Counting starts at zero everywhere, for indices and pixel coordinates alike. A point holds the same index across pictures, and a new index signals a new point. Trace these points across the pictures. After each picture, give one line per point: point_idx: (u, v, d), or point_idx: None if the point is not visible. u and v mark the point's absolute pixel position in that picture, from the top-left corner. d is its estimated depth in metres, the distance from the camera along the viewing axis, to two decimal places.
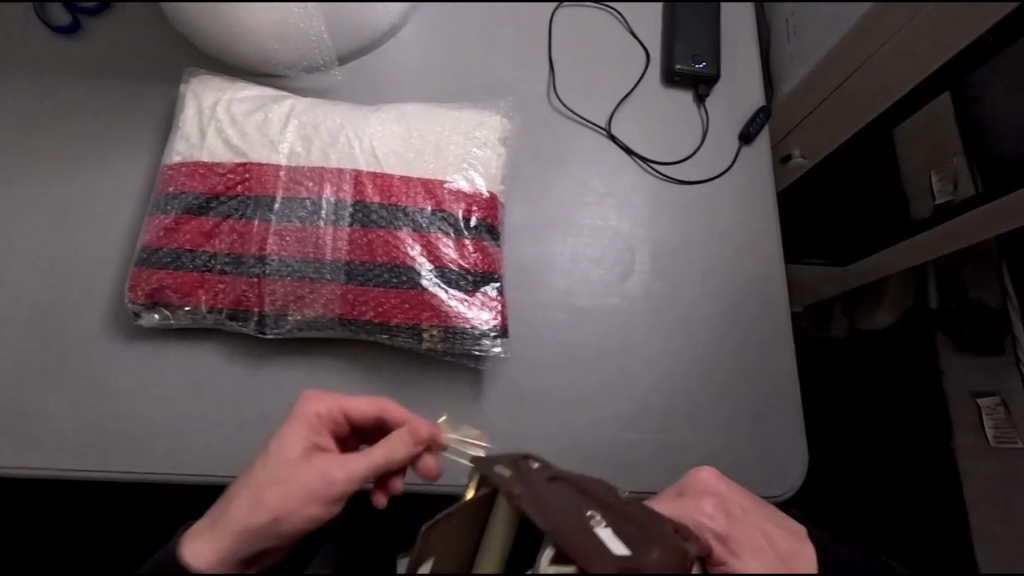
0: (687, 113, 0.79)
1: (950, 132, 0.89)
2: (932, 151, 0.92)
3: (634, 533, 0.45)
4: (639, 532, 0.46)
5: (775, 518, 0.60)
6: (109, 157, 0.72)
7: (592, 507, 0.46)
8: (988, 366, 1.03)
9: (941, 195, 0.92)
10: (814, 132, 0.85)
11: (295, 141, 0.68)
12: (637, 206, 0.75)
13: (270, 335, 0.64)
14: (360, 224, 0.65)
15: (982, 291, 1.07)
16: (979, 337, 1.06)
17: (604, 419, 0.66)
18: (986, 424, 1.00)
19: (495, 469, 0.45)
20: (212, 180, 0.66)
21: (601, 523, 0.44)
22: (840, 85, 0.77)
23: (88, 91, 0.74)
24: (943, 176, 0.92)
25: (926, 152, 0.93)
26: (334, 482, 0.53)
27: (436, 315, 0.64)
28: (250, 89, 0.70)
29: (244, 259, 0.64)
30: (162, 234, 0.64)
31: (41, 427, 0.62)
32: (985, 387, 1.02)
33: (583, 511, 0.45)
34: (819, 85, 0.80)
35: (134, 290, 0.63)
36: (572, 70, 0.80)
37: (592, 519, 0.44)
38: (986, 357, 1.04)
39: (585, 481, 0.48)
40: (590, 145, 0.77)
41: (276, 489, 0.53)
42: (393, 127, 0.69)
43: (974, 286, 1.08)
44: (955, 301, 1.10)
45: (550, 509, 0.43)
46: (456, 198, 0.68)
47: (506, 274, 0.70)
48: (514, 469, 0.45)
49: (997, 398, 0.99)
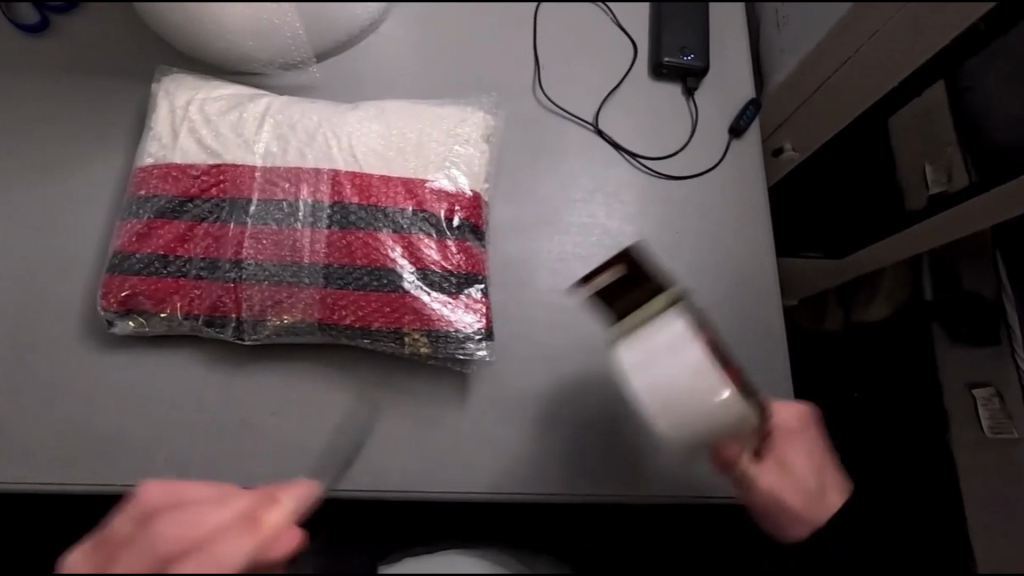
0: (675, 108, 0.78)
1: (943, 117, 0.88)
2: (926, 142, 0.91)
3: (734, 375, 0.54)
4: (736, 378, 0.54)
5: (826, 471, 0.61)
6: (81, 159, 0.70)
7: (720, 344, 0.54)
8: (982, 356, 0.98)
9: (935, 185, 0.92)
10: (805, 125, 0.84)
11: (271, 141, 0.66)
12: (623, 203, 0.73)
13: (248, 341, 0.62)
14: (339, 225, 0.64)
15: (976, 283, 1.02)
16: (974, 332, 1.01)
17: (592, 422, 0.65)
18: (981, 415, 0.94)
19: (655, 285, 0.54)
20: (186, 182, 0.64)
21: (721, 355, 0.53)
22: (831, 78, 0.77)
23: (58, 91, 0.72)
24: (937, 167, 0.91)
25: (923, 144, 0.92)
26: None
27: (418, 319, 0.62)
28: (225, 88, 0.69)
29: (219, 264, 0.63)
30: (134, 238, 0.63)
31: (13, 439, 0.60)
32: (981, 378, 0.97)
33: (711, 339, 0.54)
34: (809, 76, 0.80)
35: (107, 298, 0.61)
36: (558, 64, 0.79)
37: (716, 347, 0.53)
38: (982, 349, 0.99)
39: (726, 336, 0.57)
40: (576, 141, 0.75)
41: None
42: (372, 125, 0.67)
43: (968, 278, 1.04)
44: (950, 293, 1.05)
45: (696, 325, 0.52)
46: (438, 197, 0.66)
47: (491, 275, 0.68)
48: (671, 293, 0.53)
49: (992, 389, 0.94)
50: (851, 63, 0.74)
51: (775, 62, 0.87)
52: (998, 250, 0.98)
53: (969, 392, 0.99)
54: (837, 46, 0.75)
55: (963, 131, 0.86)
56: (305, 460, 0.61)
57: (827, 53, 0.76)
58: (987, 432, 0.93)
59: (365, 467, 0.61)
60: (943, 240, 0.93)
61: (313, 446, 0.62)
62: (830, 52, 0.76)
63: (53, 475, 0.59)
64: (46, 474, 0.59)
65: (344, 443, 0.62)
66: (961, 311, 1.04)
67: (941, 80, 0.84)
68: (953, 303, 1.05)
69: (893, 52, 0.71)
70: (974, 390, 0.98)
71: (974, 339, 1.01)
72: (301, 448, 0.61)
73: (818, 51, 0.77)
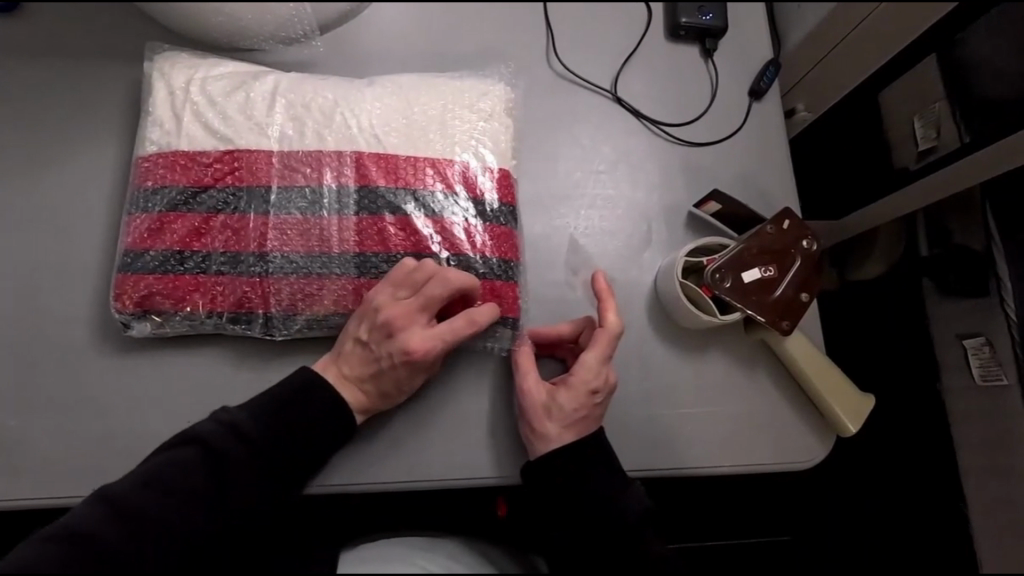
0: (695, 72, 0.76)
1: (935, 79, 0.85)
2: (917, 100, 0.89)
3: (753, 295, 0.62)
4: (755, 297, 0.62)
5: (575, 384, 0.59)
6: (72, 147, 0.65)
7: (770, 264, 0.63)
8: (969, 309, 0.92)
9: (925, 141, 0.89)
10: (815, 87, 0.90)
11: (286, 123, 0.63)
12: (648, 172, 0.71)
13: (279, 337, 0.60)
14: (367, 211, 0.62)
15: (966, 236, 0.93)
16: (962, 281, 0.94)
17: (632, 399, 0.64)
18: (973, 365, 0.90)
19: (788, 224, 0.64)
20: (197, 171, 0.61)
21: (761, 268, 0.62)
22: (827, 56, 0.86)
23: (42, 75, 0.67)
24: (926, 122, 0.88)
25: (914, 102, 0.90)
26: (443, 329, 0.58)
27: (458, 304, 0.61)
28: (227, 66, 0.65)
29: (242, 257, 0.60)
30: (145, 234, 0.59)
31: (32, 450, 0.58)
32: (971, 328, 0.91)
33: (765, 257, 0.63)
34: (811, 51, 0.88)
35: (122, 299, 0.58)
36: (571, 29, 0.76)
37: (764, 266, 0.62)
38: (970, 299, 0.92)
39: (800, 273, 0.63)
40: (596, 111, 0.73)
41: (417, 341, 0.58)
42: (389, 101, 0.65)
43: (960, 232, 0.94)
44: (941, 247, 0.98)
45: (762, 234, 0.63)
46: (466, 175, 0.64)
47: (526, 254, 0.67)
48: (793, 229, 0.64)
49: (982, 338, 0.88)
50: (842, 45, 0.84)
51: (792, 19, 0.94)
52: (987, 202, 0.88)
53: (960, 342, 0.94)
54: (824, 37, 0.86)
55: (952, 91, 0.83)
56: (343, 457, 0.60)
57: (821, 36, 0.86)
58: (978, 380, 0.89)
59: (408, 458, 0.61)
60: (918, 204, 0.88)
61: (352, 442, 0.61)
62: (818, 41, 0.87)
63: (79, 487, 0.57)
64: (71, 486, 0.57)
65: (380, 433, 0.61)
66: (949, 263, 0.97)
67: (932, 56, 0.85)
68: (945, 257, 0.97)
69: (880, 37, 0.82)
70: (966, 339, 0.92)
71: (961, 291, 0.94)
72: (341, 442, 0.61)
73: (812, 35, 0.87)
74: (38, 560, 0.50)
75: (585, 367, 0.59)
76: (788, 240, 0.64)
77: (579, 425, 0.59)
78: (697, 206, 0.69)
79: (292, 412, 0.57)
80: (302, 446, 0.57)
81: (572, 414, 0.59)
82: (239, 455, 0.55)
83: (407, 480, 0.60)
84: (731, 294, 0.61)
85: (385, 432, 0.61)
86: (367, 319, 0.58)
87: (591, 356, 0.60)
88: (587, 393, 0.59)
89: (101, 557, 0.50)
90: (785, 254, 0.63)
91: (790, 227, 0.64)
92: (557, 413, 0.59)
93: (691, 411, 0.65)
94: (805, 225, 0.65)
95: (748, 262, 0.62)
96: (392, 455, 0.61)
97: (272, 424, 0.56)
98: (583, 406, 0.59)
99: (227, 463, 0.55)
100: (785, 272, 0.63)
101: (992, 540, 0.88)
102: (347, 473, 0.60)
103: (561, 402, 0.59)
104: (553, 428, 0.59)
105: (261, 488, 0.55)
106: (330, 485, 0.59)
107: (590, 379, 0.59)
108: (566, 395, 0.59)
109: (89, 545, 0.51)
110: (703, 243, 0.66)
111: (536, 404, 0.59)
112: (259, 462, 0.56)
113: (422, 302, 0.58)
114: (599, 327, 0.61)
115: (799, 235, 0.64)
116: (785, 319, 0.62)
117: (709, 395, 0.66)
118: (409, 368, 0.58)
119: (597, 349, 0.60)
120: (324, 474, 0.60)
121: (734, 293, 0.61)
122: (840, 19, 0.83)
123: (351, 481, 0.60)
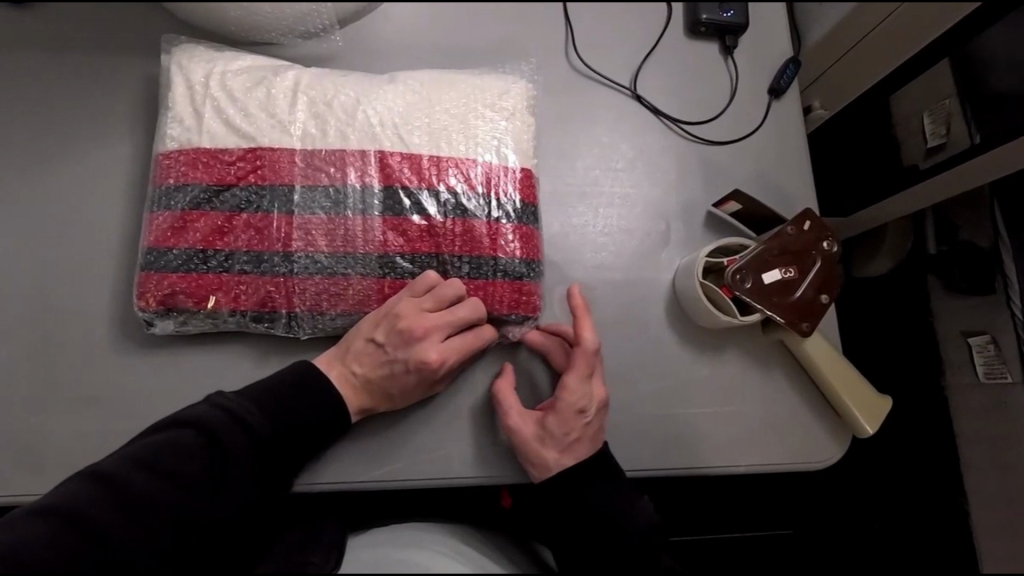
0: (715, 69, 0.75)
1: (947, 77, 0.85)
2: (927, 95, 0.89)
3: (773, 297, 0.62)
4: (776, 298, 0.62)
5: (557, 413, 0.59)
6: (88, 142, 0.65)
7: (791, 265, 0.63)
8: (975, 306, 0.92)
9: (933, 137, 0.88)
10: (831, 86, 0.92)
11: (307, 120, 0.63)
12: (665, 169, 0.71)
13: (303, 336, 0.60)
14: (392, 211, 0.61)
15: (973, 233, 0.94)
16: (968, 279, 0.94)
17: (645, 398, 0.65)
18: (976, 361, 0.91)
19: (809, 224, 0.64)
20: (219, 170, 0.60)
21: (782, 269, 0.62)
22: (839, 63, 0.89)
23: (59, 68, 0.66)
24: (936, 118, 0.88)
25: (924, 100, 0.90)
26: (459, 343, 0.60)
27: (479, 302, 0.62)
28: (245, 59, 0.64)
29: (266, 257, 0.60)
30: (168, 232, 0.59)
31: (49, 444, 0.58)
32: (976, 326, 0.91)
33: (784, 258, 0.63)
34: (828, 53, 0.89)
35: (144, 298, 0.58)
36: (591, 25, 0.75)
37: (785, 267, 0.62)
38: (976, 296, 0.92)
39: (820, 274, 0.63)
40: (616, 108, 0.72)
41: (431, 350, 0.59)
42: (408, 97, 0.64)
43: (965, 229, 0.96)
44: (948, 245, 0.98)
45: (783, 236, 0.63)
46: (490, 176, 0.64)
47: (546, 254, 0.67)
48: (814, 229, 0.64)
49: (987, 335, 0.88)
50: (852, 53, 0.86)
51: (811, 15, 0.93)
52: (996, 202, 0.90)
53: (966, 339, 0.93)
54: (835, 42, 0.88)
55: (964, 87, 0.82)
56: (359, 454, 0.61)
57: (835, 38, 0.88)
58: (982, 377, 0.90)
59: (423, 455, 0.61)
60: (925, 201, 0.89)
61: (368, 439, 0.61)
62: (833, 43, 0.88)
63: None
64: None
65: (395, 430, 0.62)
66: (955, 260, 0.97)
67: (947, 59, 0.84)
68: (951, 254, 0.98)
69: (885, 43, 0.82)
70: (971, 337, 0.92)
71: (968, 288, 0.94)
72: (356, 439, 0.61)
73: (828, 37, 0.89)
74: (17, 547, 0.48)
75: (570, 390, 0.59)
76: (809, 241, 0.64)
77: (573, 450, 0.59)
78: (716, 206, 0.69)
79: (280, 413, 0.57)
80: (293, 440, 0.57)
81: (561, 439, 0.59)
82: (232, 441, 0.55)
83: (422, 476, 0.61)
84: (751, 294, 0.61)
85: (399, 428, 0.62)
86: (385, 324, 0.59)
87: (572, 378, 0.59)
88: (575, 414, 0.59)
89: (84, 543, 0.49)
90: (806, 253, 0.63)
91: (812, 227, 0.64)
92: (546, 439, 0.59)
93: (703, 410, 0.65)
94: (825, 224, 0.64)
95: (768, 262, 0.62)
96: (407, 451, 0.61)
97: (261, 427, 0.56)
98: (574, 429, 0.59)
99: (224, 458, 0.55)
100: (805, 274, 0.63)
101: (991, 536, 0.88)
102: (360, 471, 0.60)
103: (551, 428, 0.59)
104: (550, 452, 0.59)
105: (254, 473, 0.55)
106: (343, 482, 0.60)
107: (577, 399, 0.59)
108: (556, 419, 0.59)
109: (74, 529, 0.50)
110: (722, 244, 0.65)
111: (529, 437, 0.59)
112: (250, 446, 0.55)
113: (447, 318, 0.59)
114: (576, 345, 0.60)
115: (819, 235, 0.64)
116: (804, 320, 0.63)
117: (722, 394, 0.66)
118: (420, 373, 0.59)
119: (577, 370, 0.60)
120: (324, 473, 0.60)
121: (754, 294, 0.61)
122: (851, 25, 0.85)
123: (364, 479, 0.60)
